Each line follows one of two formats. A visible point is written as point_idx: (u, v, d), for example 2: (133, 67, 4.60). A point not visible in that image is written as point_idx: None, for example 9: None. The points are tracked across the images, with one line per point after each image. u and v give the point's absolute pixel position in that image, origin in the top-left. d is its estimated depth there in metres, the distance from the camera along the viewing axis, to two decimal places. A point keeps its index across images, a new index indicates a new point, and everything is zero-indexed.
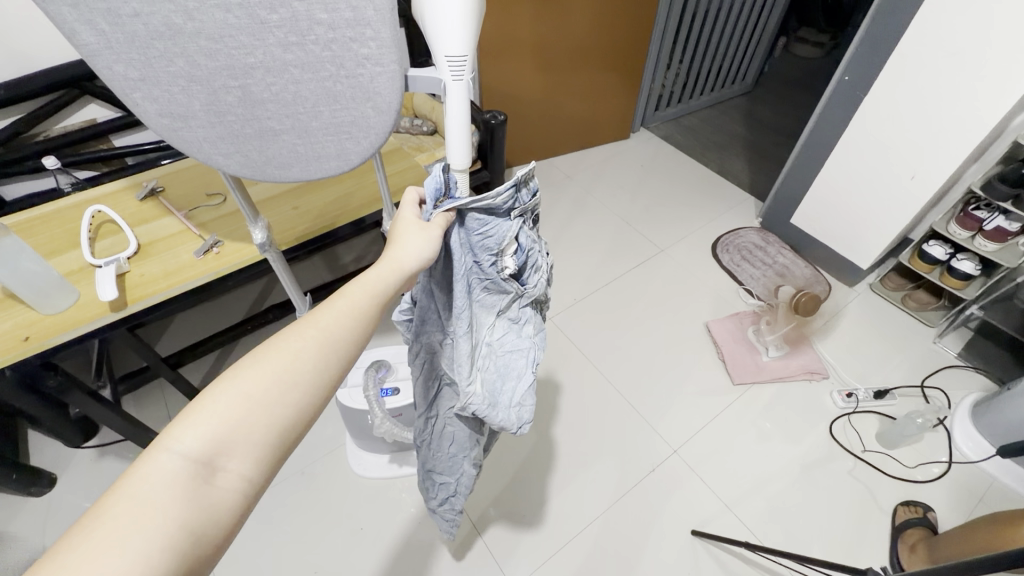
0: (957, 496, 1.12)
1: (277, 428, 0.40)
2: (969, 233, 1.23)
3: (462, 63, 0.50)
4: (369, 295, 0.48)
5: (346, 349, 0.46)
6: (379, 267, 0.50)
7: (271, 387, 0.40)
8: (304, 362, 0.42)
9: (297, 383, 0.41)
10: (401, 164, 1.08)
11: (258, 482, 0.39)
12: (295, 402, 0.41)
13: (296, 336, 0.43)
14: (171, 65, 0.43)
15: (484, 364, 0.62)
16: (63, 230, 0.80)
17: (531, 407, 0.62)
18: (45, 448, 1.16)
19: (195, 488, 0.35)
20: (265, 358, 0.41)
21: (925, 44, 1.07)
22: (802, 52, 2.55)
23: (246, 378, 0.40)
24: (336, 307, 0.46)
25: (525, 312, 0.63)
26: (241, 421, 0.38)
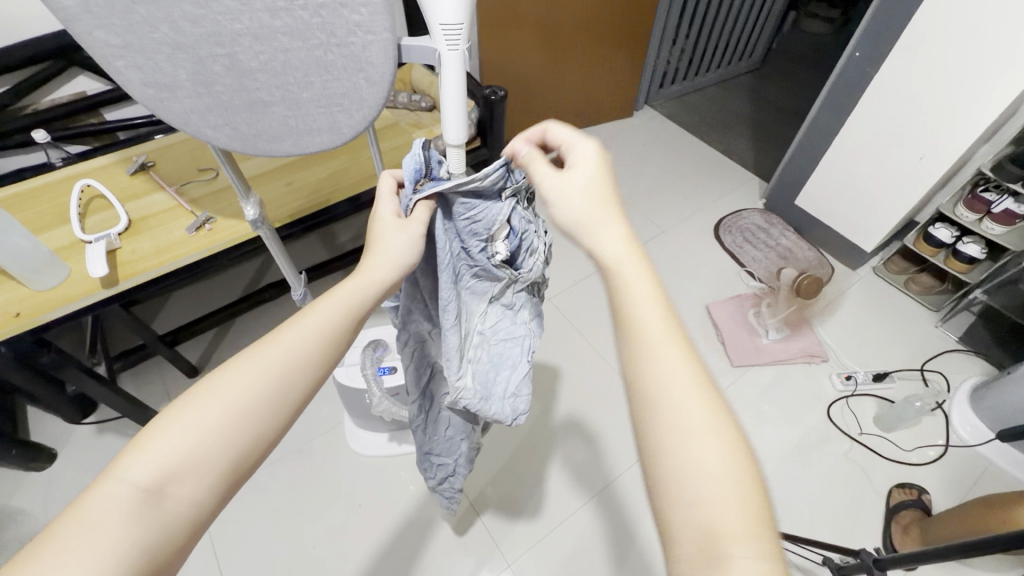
0: (952, 479, 1.13)
1: (233, 454, 0.39)
2: (976, 216, 1.21)
3: (457, 32, 0.48)
4: (339, 309, 0.47)
5: (314, 369, 0.44)
6: (356, 281, 0.49)
7: (228, 412, 0.39)
8: (265, 384, 0.41)
9: (256, 406, 0.41)
10: (397, 140, 1.05)
11: (211, 507, 0.39)
12: (255, 424, 0.40)
13: (257, 358, 0.42)
14: (155, 31, 0.41)
15: (477, 354, 0.62)
16: (53, 204, 0.79)
17: (526, 398, 0.63)
18: (45, 423, 1.17)
19: (143, 517, 0.35)
20: (223, 381, 0.40)
21: (941, 19, 1.03)
22: (811, 27, 2.48)
23: (203, 401, 0.39)
24: (303, 324, 0.45)
25: (521, 298, 0.62)
26: (194, 448, 0.38)
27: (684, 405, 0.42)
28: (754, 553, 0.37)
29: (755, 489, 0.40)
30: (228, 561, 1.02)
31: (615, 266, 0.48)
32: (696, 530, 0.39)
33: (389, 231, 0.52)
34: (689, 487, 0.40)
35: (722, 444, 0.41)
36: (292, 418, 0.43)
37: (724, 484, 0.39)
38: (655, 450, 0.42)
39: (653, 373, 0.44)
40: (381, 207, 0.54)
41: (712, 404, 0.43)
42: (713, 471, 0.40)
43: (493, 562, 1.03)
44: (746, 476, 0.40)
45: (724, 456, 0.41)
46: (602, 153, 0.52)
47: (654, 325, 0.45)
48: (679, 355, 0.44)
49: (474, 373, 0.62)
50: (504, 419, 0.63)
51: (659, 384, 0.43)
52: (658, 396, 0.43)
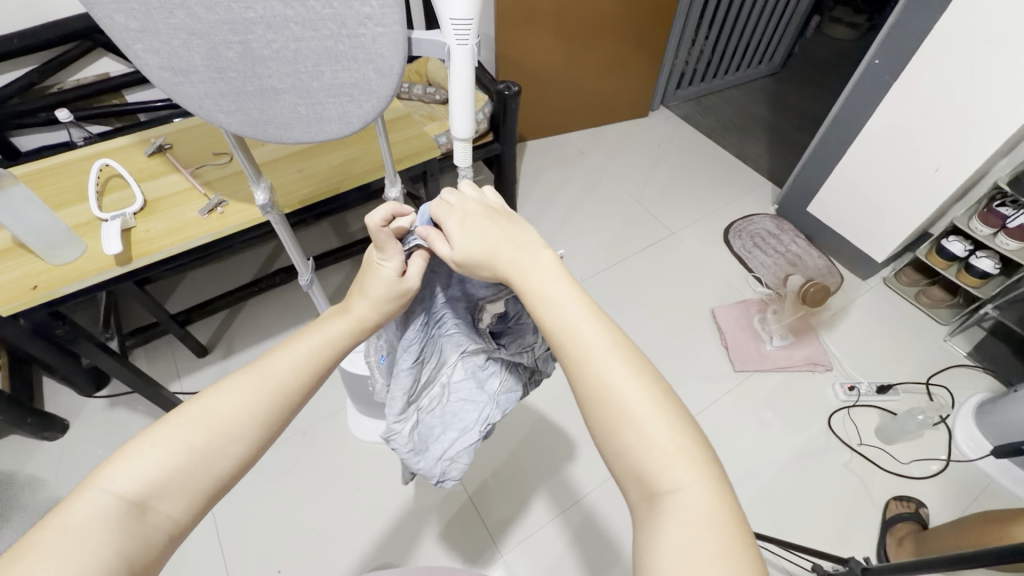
0: (951, 494, 1.12)
1: (215, 473, 0.42)
2: (990, 231, 1.19)
3: (467, 27, 0.50)
4: (328, 346, 0.49)
5: (296, 401, 0.47)
6: (342, 318, 0.50)
7: (210, 433, 0.42)
8: (248, 414, 0.44)
9: (238, 434, 0.43)
10: (406, 132, 1.01)
11: (188, 520, 0.42)
12: (235, 450, 0.43)
13: (245, 382, 0.45)
14: (171, 17, 0.43)
15: (434, 404, 0.64)
16: (72, 182, 0.81)
17: (459, 463, 0.64)
18: (58, 394, 1.20)
19: (125, 528, 0.38)
20: (211, 404, 0.43)
21: (965, 29, 1.01)
22: (835, 32, 2.45)
23: (189, 424, 0.42)
24: (292, 354, 0.47)
25: (495, 366, 0.63)
26: (178, 465, 0.41)
27: (602, 362, 0.41)
28: (695, 479, 0.38)
29: (683, 418, 0.40)
30: (229, 536, 1.05)
31: (513, 258, 0.46)
32: (637, 478, 0.39)
33: (377, 280, 0.49)
34: (623, 441, 0.39)
35: (647, 388, 0.40)
36: (269, 443, 0.46)
37: (654, 426, 0.39)
38: (590, 413, 0.41)
39: (560, 336, 0.43)
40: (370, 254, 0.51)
41: (620, 351, 0.42)
42: (639, 415, 0.39)
43: (487, 552, 1.05)
44: (672, 411, 0.40)
45: (650, 399, 0.40)
46: (475, 203, 0.49)
47: (549, 291, 0.44)
48: (586, 313, 0.43)
49: (425, 420, 0.64)
50: (432, 475, 0.65)
51: (580, 347, 0.42)
52: (574, 362, 0.42)
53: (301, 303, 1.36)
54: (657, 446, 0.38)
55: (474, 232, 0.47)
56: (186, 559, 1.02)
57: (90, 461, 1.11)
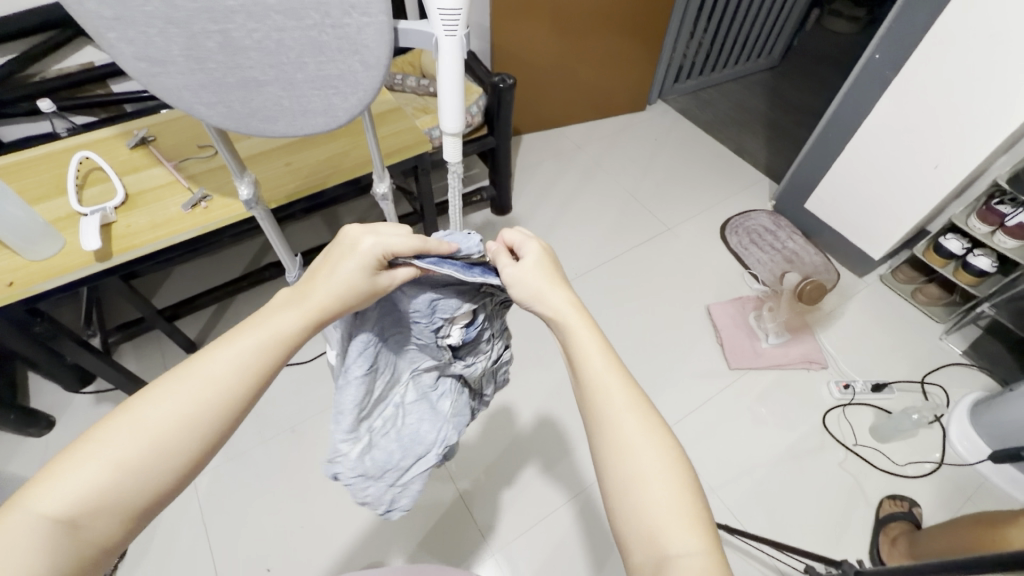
0: (945, 493, 1.12)
1: (152, 486, 0.40)
2: (989, 229, 1.18)
3: (455, 18, 0.48)
4: (272, 343, 0.46)
5: (241, 404, 0.44)
6: (289, 312, 0.47)
7: (145, 445, 0.40)
8: (188, 416, 0.41)
9: (179, 438, 0.41)
10: (397, 125, 0.99)
11: (125, 535, 0.40)
12: (178, 454, 0.41)
13: (180, 387, 0.42)
14: (146, 4, 0.40)
15: (385, 429, 0.58)
16: (51, 174, 0.79)
17: (412, 487, 0.61)
18: (44, 391, 1.18)
19: (55, 541, 0.36)
20: (145, 414, 0.41)
21: (967, 24, 1.00)
22: (834, 25, 2.42)
23: (124, 431, 0.40)
24: (231, 355, 0.44)
25: (448, 384, 0.62)
26: (110, 480, 0.38)
27: (624, 415, 0.43)
28: (699, 549, 0.38)
29: (691, 483, 0.41)
30: (218, 535, 1.04)
31: (556, 306, 0.50)
32: (643, 537, 0.39)
33: (338, 269, 0.48)
34: (635, 497, 0.40)
35: (658, 446, 0.42)
36: (216, 445, 0.43)
37: (662, 486, 0.40)
38: (602, 467, 0.43)
39: (592, 386, 0.45)
40: (361, 239, 0.49)
41: (645, 411, 0.44)
42: (654, 474, 0.40)
43: (477, 552, 1.04)
44: (687, 480, 0.41)
45: (659, 457, 0.41)
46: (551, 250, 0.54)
47: (591, 345, 0.47)
48: (610, 372, 0.46)
49: (376, 451, 0.57)
50: (379, 504, 0.60)
51: (601, 403, 0.44)
52: (599, 413, 0.44)
53: None
54: (666, 511, 0.39)
55: (543, 269, 0.52)
56: (174, 558, 1.01)
57: None
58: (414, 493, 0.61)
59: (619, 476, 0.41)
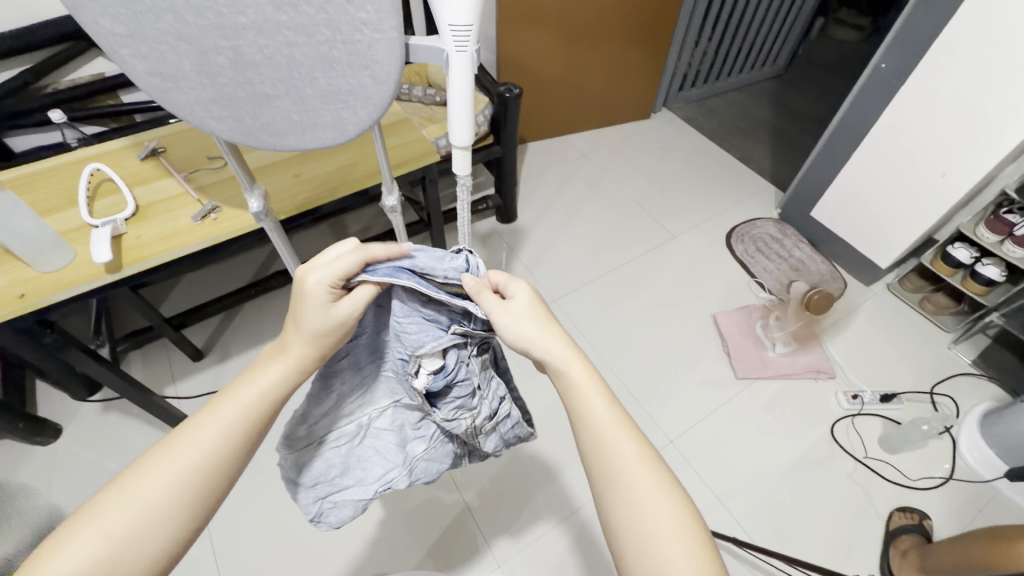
0: (956, 505, 1.10)
1: (152, 555, 0.41)
2: (997, 238, 1.17)
3: (466, 34, 0.48)
4: (261, 399, 0.47)
5: (233, 464, 0.45)
6: (273, 365, 0.48)
7: (141, 516, 0.41)
8: (180, 485, 0.42)
9: (172, 507, 0.42)
10: (404, 136, 1.00)
11: None
12: (173, 524, 0.42)
13: (171, 454, 0.43)
14: (159, 21, 0.41)
15: (338, 442, 0.60)
16: (62, 186, 0.80)
17: (340, 509, 0.62)
18: (52, 398, 1.19)
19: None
20: (139, 485, 0.42)
21: (974, 34, 1.00)
22: (838, 34, 2.43)
23: (117, 503, 0.41)
24: (220, 417, 0.45)
25: (421, 425, 0.63)
26: (109, 553, 0.39)
27: (631, 472, 0.44)
28: None
29: (702, 535, 0.42)
30: (223, 545, 1.03)
31: (558, 356, 0.48)
32: None
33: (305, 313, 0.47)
34: (648, 553, 0.41)
35: (670, 502, 0.43)
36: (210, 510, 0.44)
37: (676, 548, 0.41)
38: (613, 525, 0.44)
39: (597, 442, 0.45)
40: (308, 274, 0.47)
41: (649, 461, 0.45)
42: (666, 529, 0.42)
43: (483, 564, 1.03)
44: (694, 530, 0.42)
45: (672, 516, 0.42)
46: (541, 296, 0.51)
47: (592, 398, 0.47)
48: (615, 423, 0.46)
49: (323, 459, 0.60)
50: (306, 509, 0.62)
51: (612, 463, 0.45)
52: (607, 471, 0.45)
53: None
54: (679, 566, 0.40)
55: (532, 314, 0.50)
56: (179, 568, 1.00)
57: (84, 466, 1.10)
58: (340, 516, 0.63)
59: (631, 533, 0.42)
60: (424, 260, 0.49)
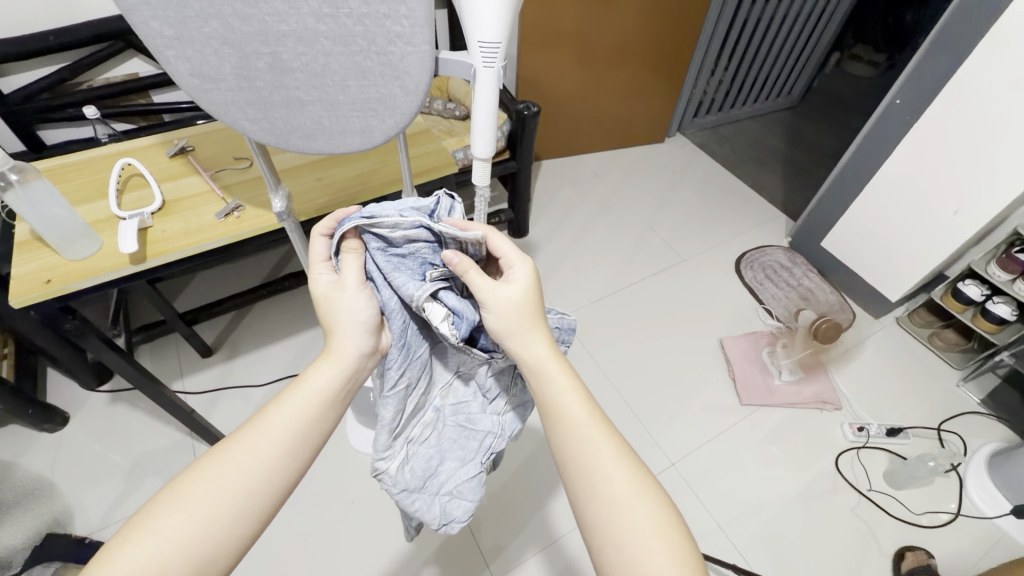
0: (963, 546, 1.08)
1: (200, 561, 0.41)
2: (1009, 276, 1.17)
3: (494, 50, 0.50)
4: (310, 408, 0.48)
5: (284, 472, 0.46)
6: (322, 365, 0.50)
7: (193, 522, 0.42)
8: (244, 489, 0.44)
9: (236, 510, 0.43)
10: (425, 147, 1.02)
11: None
12: (238, 527, 0.43)
13: (221, 463, 0.44)
14: (206, 26, 0.43)
15: (425, 436, 0.61)
16: (94, 178, 0.82)
17: (463, 501, 0.61)
18: (62, 387, 1.21)
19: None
20: (192, 492, 0.43)
21: (989, 75, 1.02)
22: (853, 69, 2.46)
23: (176, 509, 0.42)
24: (270, 426, 0.47)
25: (493, 384, 0.61)
26: (161, 560, 0.40)
27: (606, 472, 0.45)
28: None
29: (675, 523, 0.44)
30: None
31: (536, 355, 0.49)
32: None
33: (338, 308, 0.50)
34: (627, 552, 0.42)
35: (643, 494, 0.44)
36: (269, 515, 0.46)
37: (655, 543, 0.42)
38: (590, 527, 0.45)
39: (572, 445, 0.47)
40: (315, 279, 0.51)
41: (626, 460, 0.46)
42: (643, 527, 0.43)
43: None
44: (674, 530, 0.43)
45: (643, 508, 0.44)
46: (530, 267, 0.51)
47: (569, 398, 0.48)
48: (593, 422, 0.47)
49: (416, 455, 0.60)
50: (431, 517, 0.61)
51: (587, 460, 0.46)
52: (581, 472, 0.46)
53: (309, 309, 1.36)
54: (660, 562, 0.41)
55: (524, 294, 0.50)
56: None
57: (88, 456, 1.11)
58: (466, 507, 0.61)
59: (609, 535, 0.43)
60: (382, 207, 0.47)
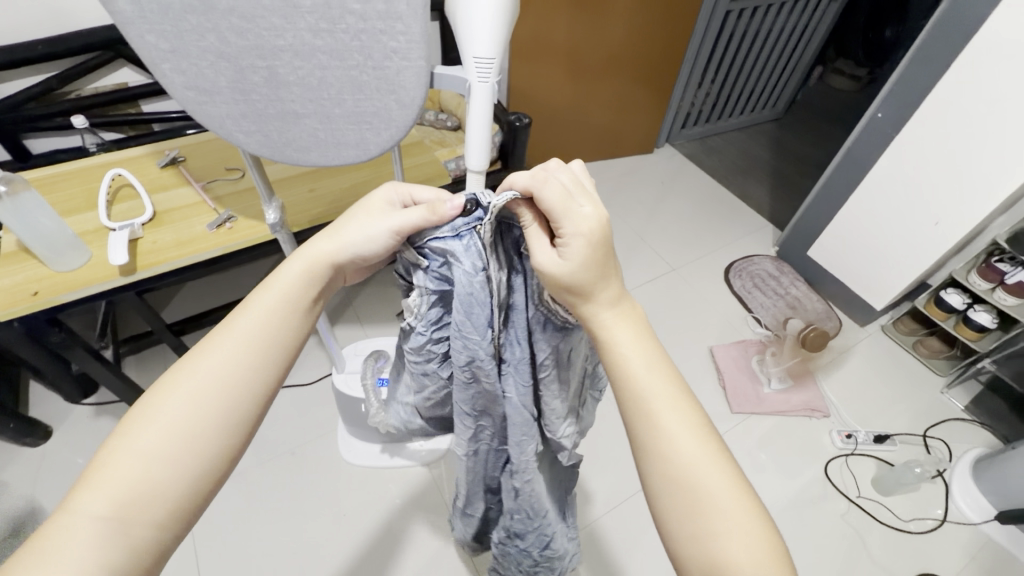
0: (952, 552, 1.10)
1: (194, 467, 0.41)
2: (989, 285, 1.20)
3: (489, 65, 0.51)
4: (277, 308, 0.47)
5: (259, 370, 0.45)
6: (292, 267, 0.49)
7: (170, 430, 0.40)
8: (220, 391, 0.43)
9: (217, 415, 0.42)
10: (419, 158, 1.03)
11: (179, 517, 0.40)
12: (222, 430, 0.42)
13: (193, 372, 0.43)
14: (202, 40, 0.43)
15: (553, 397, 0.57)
16: (83, 189, 0.81)
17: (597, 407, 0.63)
18: (45, 399, 1.18)
19: (122, 533, 0.37)
20: (163, 406, 0.41)
21: (966, 91, 1.05)
22: (836, 82, 2.52)
23: (149, 421, 0.41)
24: (237, 331, 0.45)
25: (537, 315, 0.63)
26: (148, 467, 0.39)
27: (674, 438, 0.42)
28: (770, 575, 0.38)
29: (743, 482, 0.41)
30: (208, 562, 1.01)
31: (616, 331, 0.44)
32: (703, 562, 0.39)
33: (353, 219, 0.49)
34: (695, 524, 0.40)
35: (715, 459, 0.41)
36: (253, 413, 0.45)
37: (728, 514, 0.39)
38: (655, 494, 0.42)
39: (638, 412, 0.43)
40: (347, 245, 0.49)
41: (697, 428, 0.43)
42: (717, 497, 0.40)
43: None
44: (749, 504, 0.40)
45: (706, 452, 0.42)
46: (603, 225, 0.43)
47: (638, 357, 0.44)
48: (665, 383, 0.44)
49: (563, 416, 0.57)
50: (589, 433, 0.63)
51: (658, 425, 0.42)
52: (649, 439, 0.42)
53: None
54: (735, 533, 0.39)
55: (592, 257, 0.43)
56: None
57: (70, 471, 1.09)
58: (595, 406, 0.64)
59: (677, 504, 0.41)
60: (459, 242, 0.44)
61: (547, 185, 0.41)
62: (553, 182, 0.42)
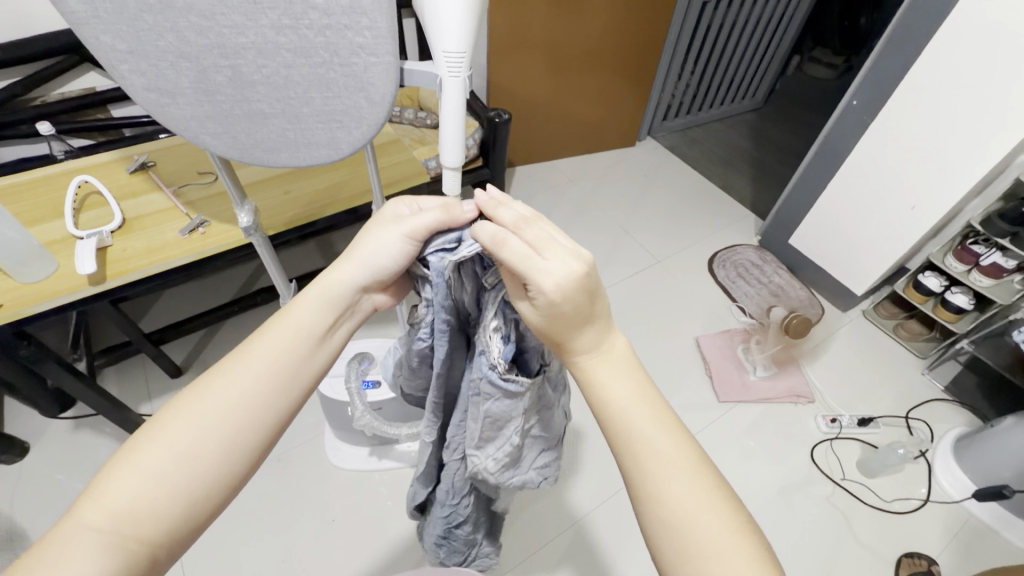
0: (935, 530, 1.12)
1: (193, 494, 0.39)
2: (964, 267, 1.23)
3: (459, 60, 0.50)
4: (293, 336, 0.46)
5: (271, 400, 0.43)
6: (309, 291, 0.48)
7: (177, 452, 0.39)
8: (229, 418, 0.41)
9: (225, 442, 0.41)
10: (396, 157, 1.02)
11: (171, 544, 0.39)
12: (229, 459, 0.41)
13: (207, 395, 0.42)
14: (161, 40, 0.42)
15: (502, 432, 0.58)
16: (49, 197, 0.79)
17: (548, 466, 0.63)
18: (22, 415, 1.15)
19: (114, 550, 0.36)
20: (173, 427, 0.40)
21: (938, 76, 1.06)
22: (813, 71, 2.54)
23: (158, 441, 0.39)
24: (255, 357, 0.44)
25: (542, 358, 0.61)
26: (150, 488, 0.38)
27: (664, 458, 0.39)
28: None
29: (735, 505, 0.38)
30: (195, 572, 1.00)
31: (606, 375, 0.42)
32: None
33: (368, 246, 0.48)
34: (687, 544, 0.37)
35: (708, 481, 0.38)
36: (260, 445, 0.43)
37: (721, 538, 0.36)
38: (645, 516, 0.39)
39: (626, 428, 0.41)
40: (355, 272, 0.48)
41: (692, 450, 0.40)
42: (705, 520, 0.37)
43: None
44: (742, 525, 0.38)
45: (697, 489, 0.38)
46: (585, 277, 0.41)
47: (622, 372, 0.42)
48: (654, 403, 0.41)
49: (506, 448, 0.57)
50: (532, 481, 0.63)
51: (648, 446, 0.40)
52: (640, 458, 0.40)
53: None
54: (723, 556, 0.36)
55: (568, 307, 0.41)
56: None
57: (49, 486, 1.06)
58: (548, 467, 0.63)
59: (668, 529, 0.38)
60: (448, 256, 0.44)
61: (509, 241, 0.40)
62: (511, 241, 0.40)
